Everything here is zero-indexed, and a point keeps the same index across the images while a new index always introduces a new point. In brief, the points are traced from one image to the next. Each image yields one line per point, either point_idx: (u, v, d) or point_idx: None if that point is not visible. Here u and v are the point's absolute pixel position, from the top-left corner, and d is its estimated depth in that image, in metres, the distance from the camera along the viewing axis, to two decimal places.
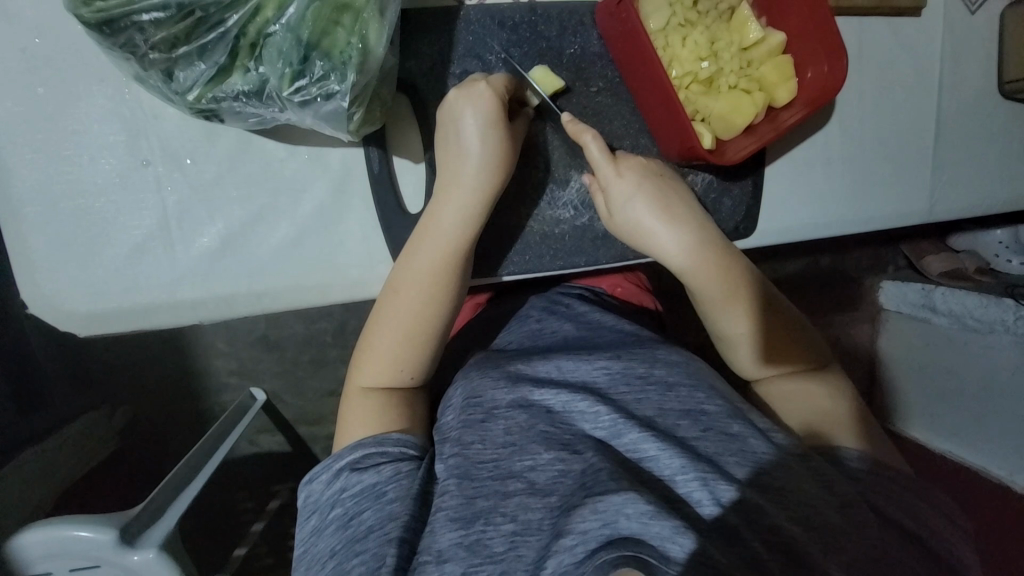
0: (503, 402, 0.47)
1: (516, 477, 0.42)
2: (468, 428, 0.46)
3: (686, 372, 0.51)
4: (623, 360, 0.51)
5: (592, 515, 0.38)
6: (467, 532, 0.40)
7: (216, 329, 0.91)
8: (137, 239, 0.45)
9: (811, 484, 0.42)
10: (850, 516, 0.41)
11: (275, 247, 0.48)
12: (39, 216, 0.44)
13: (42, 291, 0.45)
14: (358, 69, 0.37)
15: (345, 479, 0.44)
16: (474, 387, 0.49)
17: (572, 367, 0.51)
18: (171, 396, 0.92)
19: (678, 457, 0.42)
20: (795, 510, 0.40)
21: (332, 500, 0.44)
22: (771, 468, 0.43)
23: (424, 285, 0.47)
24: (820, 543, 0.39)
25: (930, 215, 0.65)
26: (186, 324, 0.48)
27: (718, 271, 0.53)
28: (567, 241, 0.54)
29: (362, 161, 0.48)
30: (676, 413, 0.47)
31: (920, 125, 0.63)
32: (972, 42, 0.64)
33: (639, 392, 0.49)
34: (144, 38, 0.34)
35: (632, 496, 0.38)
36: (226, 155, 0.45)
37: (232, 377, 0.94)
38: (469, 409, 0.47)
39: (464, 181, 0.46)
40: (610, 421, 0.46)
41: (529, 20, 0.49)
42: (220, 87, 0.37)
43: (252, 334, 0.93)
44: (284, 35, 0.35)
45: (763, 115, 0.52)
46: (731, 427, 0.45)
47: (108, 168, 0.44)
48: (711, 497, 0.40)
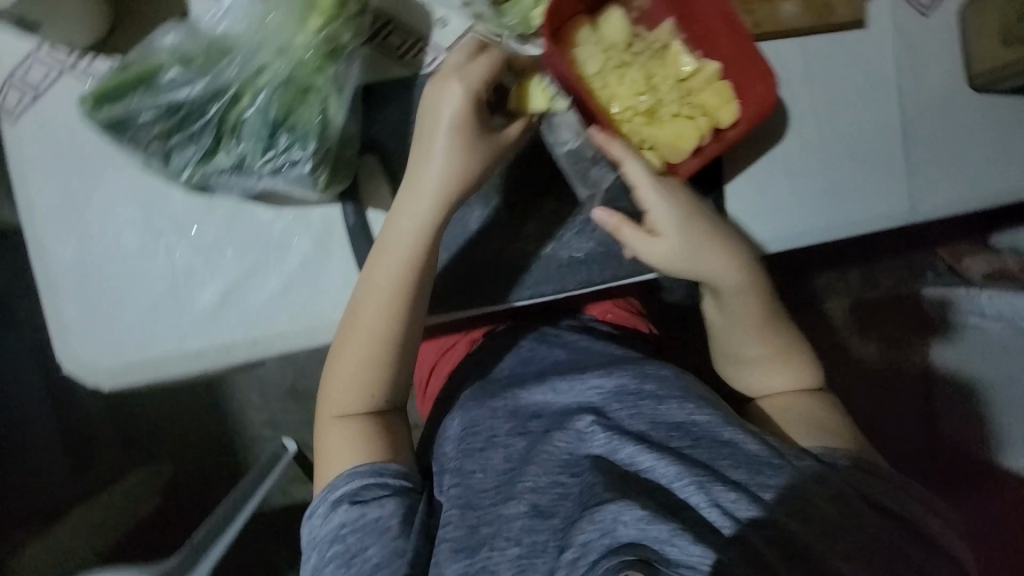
0: (502, 430, 0.55)
1: (517, 500, 0.50)
2: (468, 457, 0.54)
3: (675, 386, 0.56)
4: (615, 378, 0.57)
5: (592, 526, 0.44)
6: (471, 561, 0.47)
7: (248, 384, 0.99)
8: (150, 301, 0.52)
9: (810, 485, 0.46)
10: (845, 508, 0.45)
11: (267, 298, 0.53)
12: (71, 287, 0.52)
13: (73, 352, 0.52)
14: (318, 138, 0.44)
15: (344, 512, 0.49)
16: (470, 417, 0.57)
17: (568, 388, 0.57)
18: (207, 450, 0.99)
19: (673, 465, 0.48)
20: (796, 508, 0.45)
21: (331, 536, 0.48)
22: (788, 480, 0.47)
23: (398, 262, 0.50)
24: (818, 532, 0.44)
25: (913, 215, 0.64)
26: (194, 373, 0.54)
27: (734, 287, 0.57)
28: (533, 271, 0.58)
29: (339, 216, 0.54)
30: (666, 426, 0.52)
31: (884, 130, 0.63)
32: (930, 42, 0.64)
33: (631, 409, 0.54)
34: (144, 135, 0.42)
35: (628, 504, 0.44)
36: (222, 222, 0.52)
37: (265, 429, 1.00)
38: (469, 438, 0.55)
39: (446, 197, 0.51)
40: (605, 440, 0.51)
41: None
42: (206, 166, 0.43)
43: (282, 387, 0.99)
44: (256, 119, 0.43)
45: (711, 137, 0.55)
46: (723, 434, 0.51)
47: (126, 242, 0.52)
48: (710, 501, 0.45)
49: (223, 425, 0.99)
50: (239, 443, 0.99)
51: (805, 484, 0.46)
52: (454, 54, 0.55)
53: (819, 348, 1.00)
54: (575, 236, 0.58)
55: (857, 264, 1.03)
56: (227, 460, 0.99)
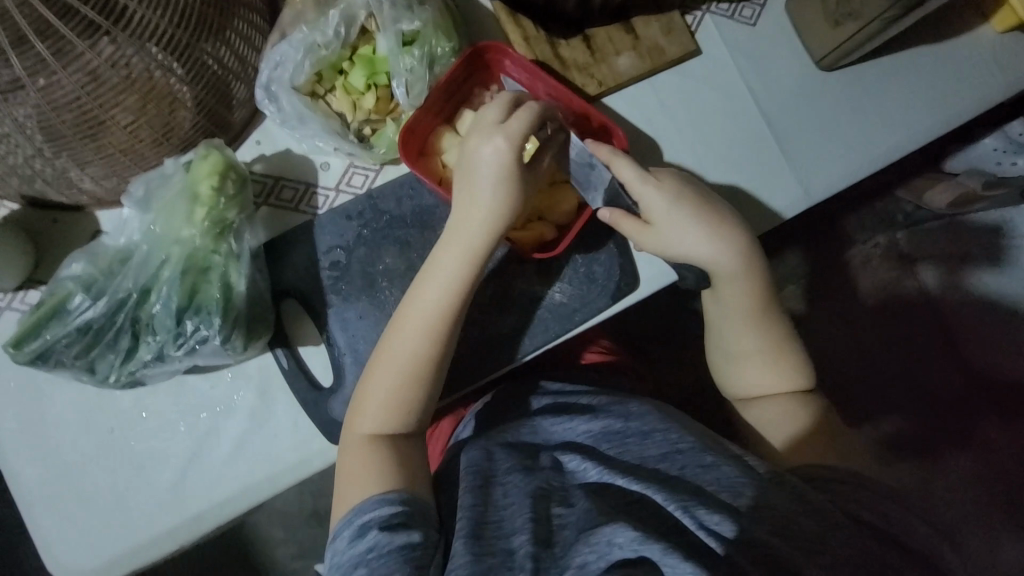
0: (504, 468, 0.55)
1: (518, 532, 0.48)
2: (470, 492, 0.52)
3: (658, 418, 0.58)
4: (601, 420, 0.59)
5: (589, 549, 0.45)
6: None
7: (271, 520, 1.02)
8: (119, 493, 0.55)
9: (790, 500, 0.45)
10: (824, 525, 0.44)
11: (225, 459, 0.56)
12: (43, 502, 0.55)
13: (58, 563, 0.54)
14: (221, 312, 0.48)
15: (372, 537, 0.45)
16: (473, 458, 0.56)
17: (557, 430, 0.60)
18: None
19: (658, 491, 0.48)
20: (779, 525, 0.44)
21: (354, 561, 0.45)
22: (749, 491, 0.47)
23: (433, 313, 0.53)
24: (801, 550, 0.42)
25: (810, 196, 0.68)
26: (175, 550, 0.56)
27: (744, 288, 0.59)
28: (467, 355, 0.62)
29: (273, 362, 0.57)
30: (655, 458, 0.53)
31: (754, 131, 0.68)
32: (766, 45, 0.70)
33: (619, 446, 0.56)
34: (66, 357, 0.46)
35: (621, 526, 0.45)
36: (167, 401, 0.56)
37: (297, 560, 1.02)
38: (474, 477, 0.54)
39: (449, 263, 0.54)
40: (597, 474, 0.52)
41: (370, 203, 0.60)
42: (129, 365, 0.47)
43: (304, 510, 1.02)
44: (163, 312, 0.47)
45: (632, 175, 0.57)
46: (704, 459, 0.51)
47: (86, 445, 0.55)
48: (698, 524, 0.44)
49: (254, 568, 1.02)
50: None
51: (781, 499, 0.45)
52: (343, 188, 0.61)
53: (843, 309, 0.90)
54: (496, 315, 0.62)
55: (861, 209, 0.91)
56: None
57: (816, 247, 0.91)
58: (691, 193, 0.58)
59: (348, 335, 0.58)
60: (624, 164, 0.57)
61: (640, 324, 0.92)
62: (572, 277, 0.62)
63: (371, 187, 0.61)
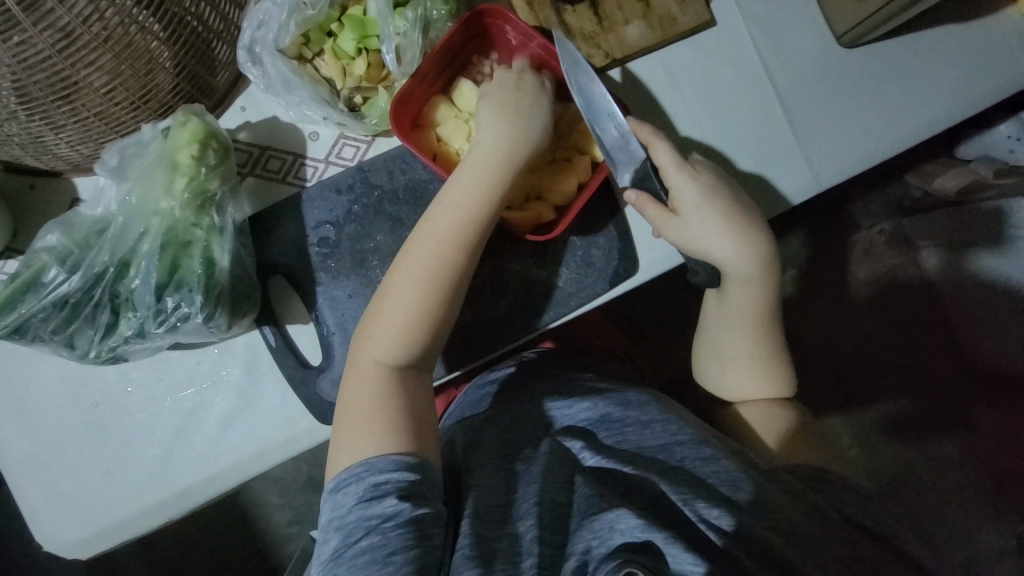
0: (505, 453, 0.54)
1: (524, 518, 0.49)
2: (470, 477, 0.52)
3: (660, 408, 0.57)
4: (603, 406, 0.58)
5: (592, 534, 0.46)
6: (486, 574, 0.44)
7: (268, 486, 1.04)
8: (105, 467, 0.55)
9: (785, 496, 0.47)
10: (818, 523, 0.45)
11: (213, 434, 0.55)
12: (29, 473, 0.54)
13: (47, 533, 0.55)
14: (203, 289, 0.46)
15: (385, 506, 0.43)
16: (479, 441, 0.55)
17: (556, 416, 0.58)
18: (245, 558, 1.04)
19: (660, 480, 0.49)
20: (774, 519, 0.45)
21: (363, 524, 0.42)
22: (748, 485, 0.48)
23: (452, 237, 0.51)
24: (792, 542, 0.44)
25: (821, 183, 0.65)
26: (164, 522, 0.56)
27: (751, 293, 0.58)
28: (459, 338, 0.60)
29: (260, 340, 0.56)
30: (653, 447, 0.53)
31: (766, 112, 0.64)
32: (785, 19, 0.65)
33: (618, 434, 0.55)
34: (43, 332, 0.45)
35: (624, 512, 0.46)
36: (153, 376, 0.55)
37: (292, 526, 1.04)
38: (477, 462, 0.53)
39: (466, 200, 0.51)
40: (596, 462, 0.52)
41: (361, 177, 0.58)
42: (109, 342, 0.46)
43: (299, 480, 1.04)
44: (142, 288, 0.45)
45: (671, 162, 0.55)
46: (703, 450, 0.52)
47: (70, 418, 0.54)
48: (697, 515, 0.46)
49: (249, 534, 1.04)
50: (271, 544, 1.04)
51: (779, 496, 0.47)
52: (333, 160, 0.58)
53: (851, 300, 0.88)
54: (491, 298, 0.60)
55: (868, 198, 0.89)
56: (262, 564, 1.04)
57: (823, 234, 0.89)
58: (725, 186, 0.57)
59: (338, 314, 0.57)
60: (663, 149, 0.55)
61: (637, 307, 0.91)
62: (571, 262, 0.60)
63: (362, 160, 0.58)
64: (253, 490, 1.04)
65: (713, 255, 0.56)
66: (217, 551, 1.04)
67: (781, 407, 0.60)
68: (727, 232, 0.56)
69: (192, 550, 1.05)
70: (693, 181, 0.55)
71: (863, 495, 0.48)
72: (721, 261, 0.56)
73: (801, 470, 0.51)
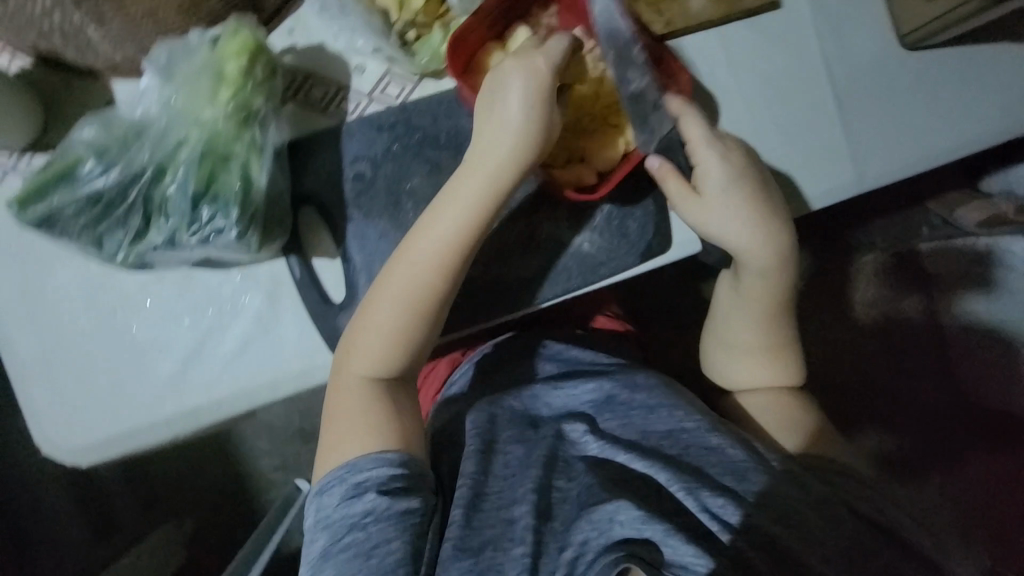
0: (507, 435, 0.55)
1: (518, 504, 0.50)
2: (470, 459, 0.53)
3: (665, 392, 0.57)
4: (606, 388, 0.59)
5: (590, 526, 0.47)
6: (476, 561, 0.47)
7: (257, 430, 1.04)
8: (116, 377, 0.54)
9: (791, 490, 0.47)
10: (824, 517, 0.46)
11: (225, 358, 0.55)
12: (37, 375, 0.54)
13: (50, 435, 0.54)
14: (240, 204, 0.45)
15: (370, 500, 0.45)
16: (479, 418, 0.56)
17: (561, 400, 0.59)
18: (228, 498, 1.05)
19: (662, 472, 0.49)
20: (777, 511, 0.46)
21: (350, 522, 0.45)
22: (755, 478, 0.48)
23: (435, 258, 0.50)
24: (795, 534, 0.45)
25: (862, 184, 0.64)
26: (169, 440, 0.55)
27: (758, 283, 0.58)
28: (482, 295, 0.60)
29: (285, 269, 0.55)
30: (658, 434, 0.53)
31: (820, 104, 0.63)
32: (850, 11, 0.64)
33: (623, 417, 0.56)
34: (72, 226, 0.44)
35: (623, 504, 0.47)
36: (173, 292, 0.54)
37: (276, 472, 1.05)
38: (476, 440, 0.54)
39: (466, 198, 0.51)
40: (598, 448, 0.54)
41: (403, 117, 0.56)
42: (139, 246, 0.45)
43: (289, 429, 1.05)
44: (179, 194, 0.45)
45: (699, 135, 0.54)
46: (710, 440, 0.51)
47: (85, 324, 0.53)
48: (700, 505, 0.47)
49: (234, 474, 1.05)
50: (255, 487, 1.05)
51: (787, 492, 0.47)
52: (376, 96, 0.57)
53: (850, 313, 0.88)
54: (522, 257, 0.59)
55: (884, 221, 0.90)
56: (244, 506, 1.05)
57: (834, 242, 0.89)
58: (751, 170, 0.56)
59: (365, 254, 0.56)
60: (692, 122, 0.54)
61: (651, 294, 0.91)
62: (603, 227, 0.59)
63: (406, 100, 0.57)
64: (243, 433, 1.04)
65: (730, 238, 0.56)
66: (202, 488, 1.05)
67: (789, 397, 0.60)
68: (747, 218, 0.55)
69: (177, 483, 1.05)
70: (720, 160, 0.55)
71: (871, 490, 0.48)
72: (740, 247, 0.56)
73: (816, 466, 0.51)
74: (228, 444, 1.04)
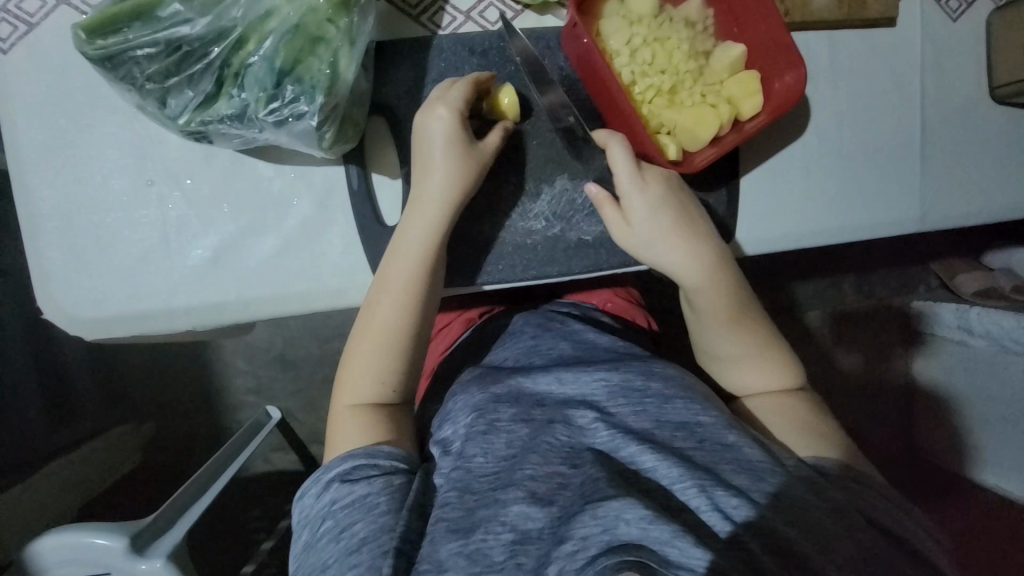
0: (506, 416, 0.49)
1: (516, 486, 0.45)
2: (470, 439, 0.49)
3: (682, 385, 0.52)
4: (621, 373, 0.53)
5: (593, 521, 0.40)
6: (466, 542, 0.42)
7: (236, 348, 1.00)
8: (140, 252, 0.50)
9: (808, 494, 0.43)
10: (856, 529, 0.42)
11: (261, 258, 0.51)
12: (54, 232, 0.49)
13: (55, 299, 0.50)
14: (326, 91, 0.41)
15: (335, 491, 0.47)
16: (476, 402, 0.51)
17: (573, 380, 0.52)
18: (194, 410, 1.01)
19: (676, 468, 0.44)
20: (800, 517, 0.41)
21: (323, 512, 0.47)
22: (773, 480, 0.44)
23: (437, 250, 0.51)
24: (814, 544, 0.40)
25: (924, 224, 0.63)
26: (182, 331, 0.52)
27: (717, 289, 0.56)
28: (540, 251, 0.56)
29: (342, 177, 0.52)
30: (672, 425, 0.48)
31: (903, 134, 0.62)
32: (955, 49, 0.63)
33: (636, 404, 0.50)
34: (140, 71, 0.39)
35: (630, 502, 0.40)
36: (219, 175, 0.50)
37: (248, 396, 1.02)
38: (475, 420, 0.50)
39: (418, 234, 0.50)
40: (608, 436, 0.47)
41: (498, 46, 0.53)
42: (206, 112, 0.41)
43: (270, 353, 1.01)
44: (261, 65, 0.40)
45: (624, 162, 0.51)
46: (727, 437, 0.47)
47: (118, 189, 0.49)
48: (711, 504, 0.41)
49: (207, 387, 1.01)
50: (227, 405, 1.02)
51: (805, 494, 0.43)
52: (473, 17, 0.53)
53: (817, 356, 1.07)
54: (586, 217, 0.56)
55: (885, 271, 1.07)
56: (213, 421, 1.01)
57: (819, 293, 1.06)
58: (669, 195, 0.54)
59: None
60: (619, 150, 0.51)
61: (671, 293, 0.91)
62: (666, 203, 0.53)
63: (504, 28, 0.54)
64: (222, 347, 1.00)
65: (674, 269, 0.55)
66: (168, 396, 1.00)
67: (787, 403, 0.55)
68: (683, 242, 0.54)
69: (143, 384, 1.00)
70: (640, 187, 0.52)
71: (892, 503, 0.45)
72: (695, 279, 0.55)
73: (835, 471, 0.47)
74: (205, 355, 1.00)
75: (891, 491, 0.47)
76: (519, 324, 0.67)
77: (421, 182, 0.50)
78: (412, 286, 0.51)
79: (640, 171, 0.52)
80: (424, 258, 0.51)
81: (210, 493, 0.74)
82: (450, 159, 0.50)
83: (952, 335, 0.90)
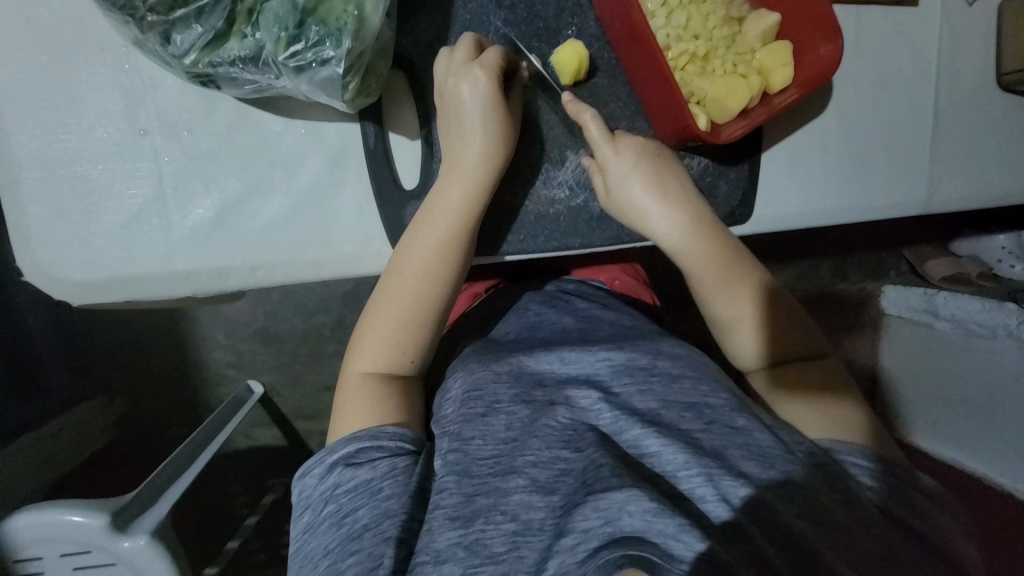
0: (505, 397, 0.48)
1: (517, 473, 0.43)
2: (468, 422, 0.46)
3: (689, 364, 0.50)
4: (626, 352, 0.51)
5: (593, 514, 0.38)
6: (466, 531, 0.40)
7: (216, 319, 0.95)
8: (133, 209, 0.46)
9: (814, 480, 0.42)
10: (856, 516, 0.40)
11: (268, 222, 0.48)
12: (35, 184, 0.45)
13: (34, 258, 0.45)
14: (354, 35, 0.37)
15: (338, 474, 0.44)
16: (475, 380, 0.49)
17: (575, 359, 0.51)
18: (173, 385, 0.96)
19: (679, 453, 0.43)
20: (802, 505, 0.40)
21: (326, 496, 0.44)
22: (781, 468, 0.42)
23: (447, 229, 0.48)
24: (826, 538, 0.39)
25: (929, 206, 0.64)
26: (180, 296, 0.48)
27: (704, 252, 0.52)
28: (562, 222, 0.54)
29: (357, 135, 0.49)
30: (678, 406, 0.47)
31: (916, 115, 0.62)
32: (970, 32, 0.63)
33: (642, 384, 0.49)
34: (143, 0, 0.35)
35: (634, 493, 0.39)
36: (222, 126, 0.46)
37: (230, 369, 0.97)
38: (470, 403, 0.47)
39: (446, 210, 0.48)
40: (612, 418, 0.46)
41: (526, 1, 0.51)
42: (216, 52, 0.37)
43: (251, 328, 0.97)
44: (281, 1, 0.36)
45: (597, 131, 0.51)
46: (735, 420, 0.45)
47: (106, 137, 0.45)
48: (717, 494, 0.40)
49: (185, 358, 0.96)
50: (204, 380, 0.97)
51: (811, 483, 0.42)
52: None
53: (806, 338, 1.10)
54: None
55: (860, 255, 1.08)
56: (190, 395, 0.97)
57: (818, 271, 1.07)
58: (656, 165, 0.52)
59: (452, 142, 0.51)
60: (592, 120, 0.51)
61: (669, 270, 0.92)
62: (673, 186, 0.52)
63: None
64: (201, 319, 0.95)
65: (659, 235, 0.53)
66: (143, 369, 0.95)
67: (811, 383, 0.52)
68: (664, 207, 0.52)
69: (114, 357, 0.94)
70: (616, 155, 0.51)
71: (906, 488, 0.43)
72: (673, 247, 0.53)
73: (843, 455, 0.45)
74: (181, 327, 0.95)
75: (911, 474, 0.45)
76: (524, 300, 0.65)
77: (456, 141, 0.48)
78: (442, 251, 0.48)
79: (612, 141, 0.52)
80: (448, 238, 0.48)
81: (194, 470, 0.69)
82: (488, 126, 0.47)
83: (918, 319, 0.99)
